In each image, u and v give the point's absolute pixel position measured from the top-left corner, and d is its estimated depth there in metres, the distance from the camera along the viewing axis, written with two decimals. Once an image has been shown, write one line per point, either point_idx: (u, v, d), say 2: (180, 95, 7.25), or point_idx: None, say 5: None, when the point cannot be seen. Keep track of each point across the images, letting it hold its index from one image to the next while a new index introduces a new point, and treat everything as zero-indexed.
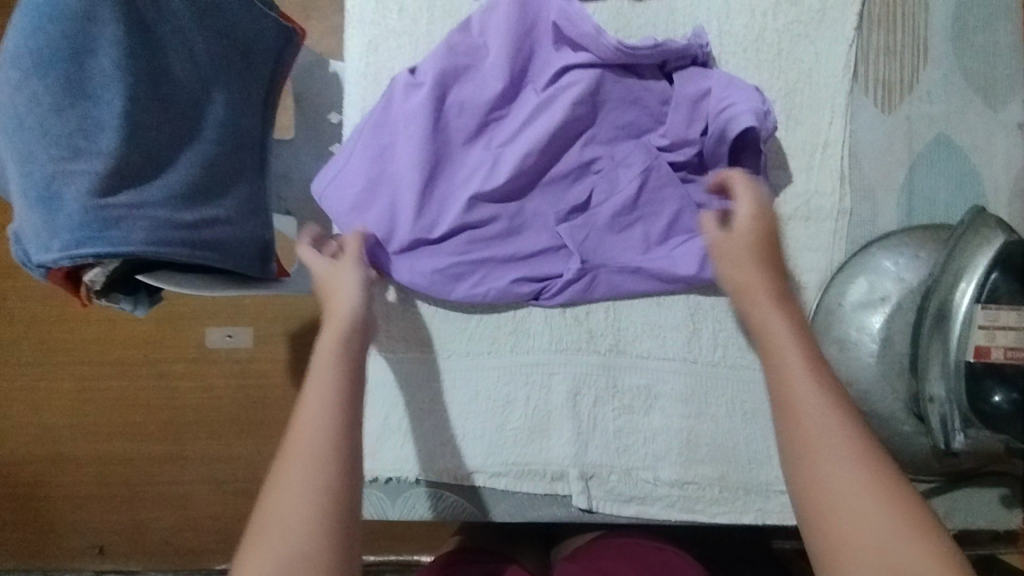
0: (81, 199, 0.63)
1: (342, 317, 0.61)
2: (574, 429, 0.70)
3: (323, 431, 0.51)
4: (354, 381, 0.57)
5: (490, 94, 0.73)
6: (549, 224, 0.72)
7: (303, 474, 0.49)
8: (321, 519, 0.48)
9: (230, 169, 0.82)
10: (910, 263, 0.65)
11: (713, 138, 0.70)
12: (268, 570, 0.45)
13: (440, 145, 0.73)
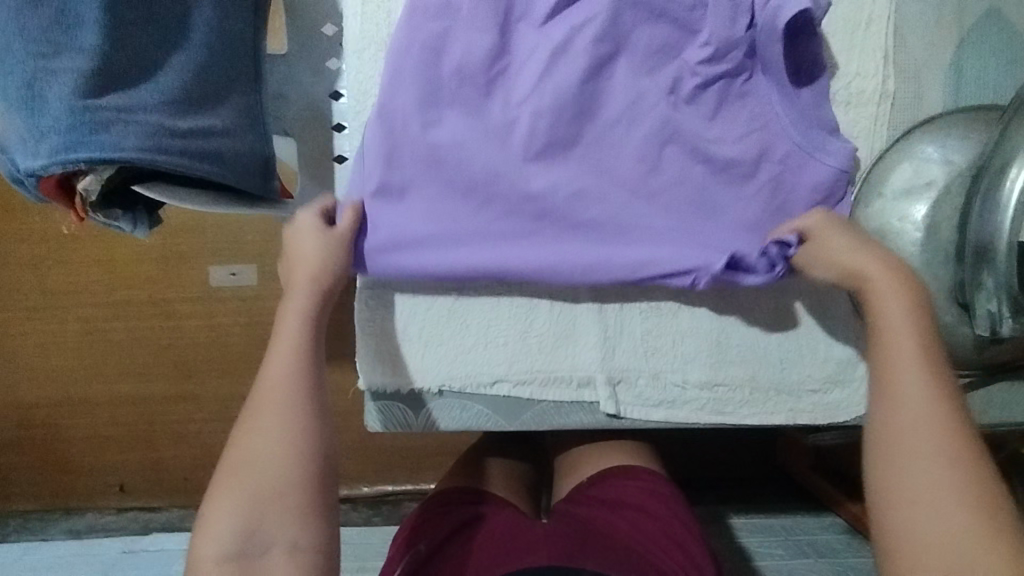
0: (67, 100, 0.58)
1: (308, 292, 0.62)
2: (600, 332, 0.68)
3: (284, 385, 0.57)
4: (317, 342, 0.61)
5: (491, 31, 0.67)
6: (615, 167, 0.68)
7: (268, 421, 0.56)
8: (288, 458, 0.55)
9: (225, 77, 0.75)
10: (959, 146, 0.62)
11: (762, 31, 0.64)
12: (237, 493, 0.53)
13: (459, 99, 0.67)
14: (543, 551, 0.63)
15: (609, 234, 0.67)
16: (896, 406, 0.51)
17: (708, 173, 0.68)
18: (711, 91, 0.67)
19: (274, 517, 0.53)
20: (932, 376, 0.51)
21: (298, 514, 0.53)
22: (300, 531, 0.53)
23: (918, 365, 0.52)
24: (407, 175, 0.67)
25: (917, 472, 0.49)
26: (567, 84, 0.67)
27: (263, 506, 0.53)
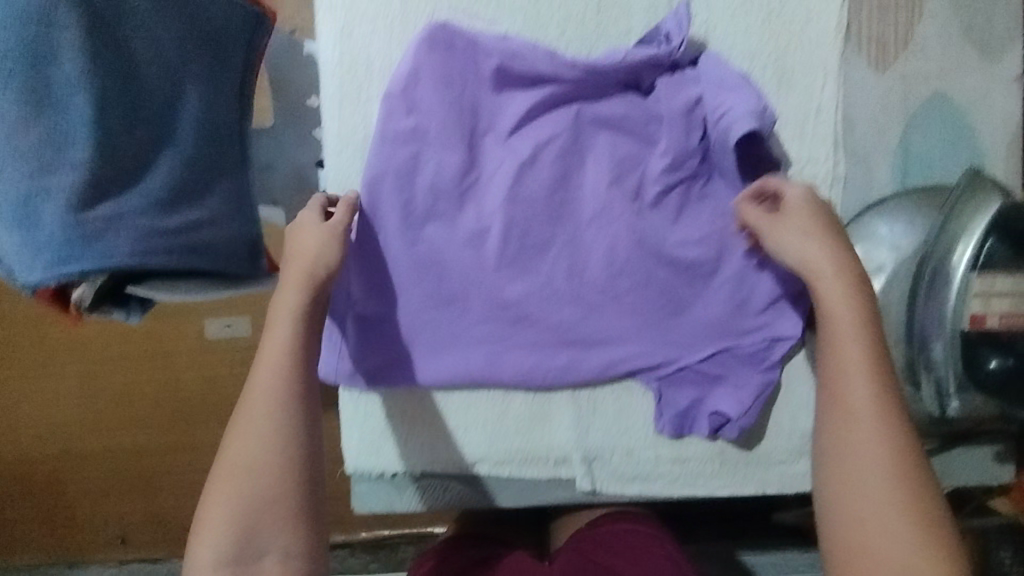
0: (59, 217, 0.61)
1: (303, 288, 0.63)
2: (574, 415, 0.71)
3: (276, 388, 0.59)
4: (310, 332, 0.62)
5: (457, 152, 0.70)
6: (585, 277, 0.71)
7: (260, 424, 0.58)
8: (281, 466, 0.57)
9: (211, 166, 0.79)
10: (906, 230, 0.65)
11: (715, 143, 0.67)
12: (231, 496, 0.56)
13: (431, 219, 0.71)
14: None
15: (584, 341, 0.70)
16: (847, 440, 0.56)
17: (673, 278, 0.70)
18: (672, 198, 0.70)
19: (269, 525, 0.56)
20: (879, 395, 0.56)
21: (292, 521, 0.56)
22: (292, 538, 0.56)
23: (864, 380, 0.57)
24: (388, 296, 0.70)
25: (856, 478, 0.55)
26: (533, 197, 0.70)
27: (258, 511, 0.55)
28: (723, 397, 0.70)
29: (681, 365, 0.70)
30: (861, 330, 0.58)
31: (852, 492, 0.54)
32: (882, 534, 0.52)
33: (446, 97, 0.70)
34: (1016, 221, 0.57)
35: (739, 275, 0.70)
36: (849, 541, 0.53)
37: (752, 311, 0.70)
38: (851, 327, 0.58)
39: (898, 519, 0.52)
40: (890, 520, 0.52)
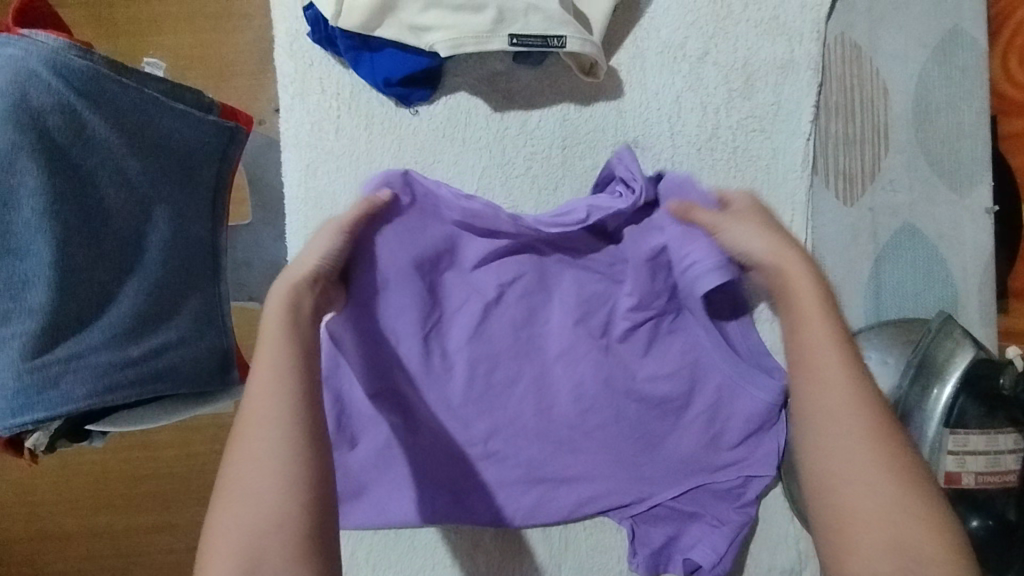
0: (14, 365, 0.60)
1: (286, 285, 0.51)
2: (546, 551, 0.69)
3: (269, 395, 0.46)
4: (307, 329, 0.50)
5: (422, 304, 0.64)
6: (553, 416, 0.66)
7: (261, 427, 0.45)
8: (281, 482, 0.44)
9: (182, 283, 0.77)
10: (880, 369, 0.63)
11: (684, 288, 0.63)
12: (229, 524, 0.43)
13: (387, 372, 0.64)
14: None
15: (550, 479, 0.67)
16: (819, 386, 0.47)
17: (644, 415, 0.66)
18: (641, 334, 0.66)
19: (275, 551, 0.42)
20: (848, 366, 0.47)
21: (301, 553, 0.43)
22: (303, 570, 0.42)
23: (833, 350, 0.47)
24: (347, 440, 0.65)
25: (842, 448, 0.45)
26: (499, 337, 0.66)
27: (264, 540, 0.42)
28: (700, 531, 0.66)
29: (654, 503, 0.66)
30: (824, 315, 0.49)
31: (833, 415, 0.46)
32: (878, 522, 0.42)
33: (409, 244, 0.62)
34: (983, 378, 0.58)
35: (713, 409, 0.65)
36: (831, 494, 0.44)
37: (726, 447, 0.66)
38: (818, 327, 0.48)
39: (884, 492, 0.43)
40: (875, 487, 0.43)
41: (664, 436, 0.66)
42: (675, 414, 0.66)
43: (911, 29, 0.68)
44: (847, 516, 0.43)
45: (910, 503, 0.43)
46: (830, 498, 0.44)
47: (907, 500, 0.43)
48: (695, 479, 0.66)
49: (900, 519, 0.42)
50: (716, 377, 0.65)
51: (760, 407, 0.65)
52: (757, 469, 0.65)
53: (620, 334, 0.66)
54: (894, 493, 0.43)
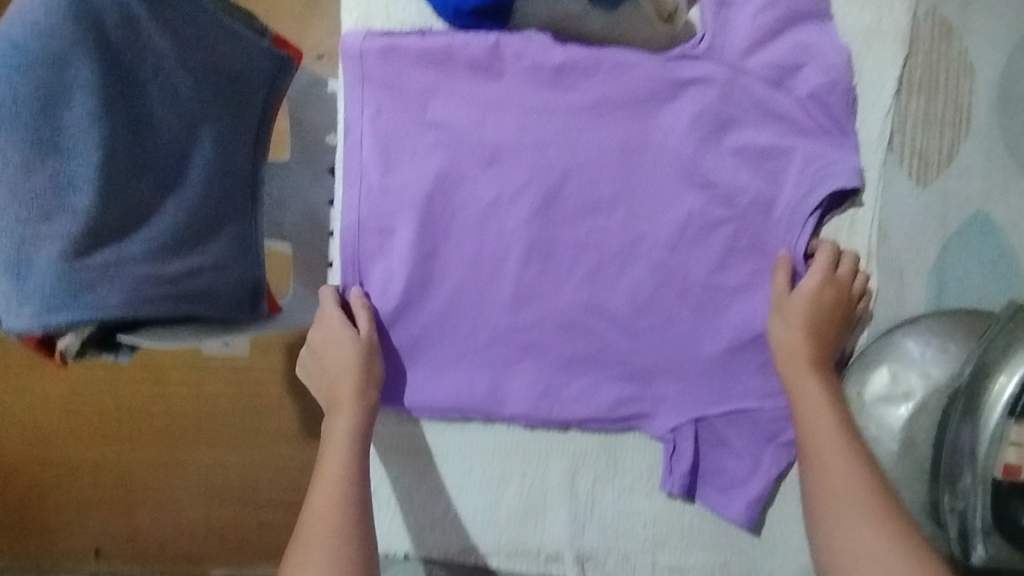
0: (55, 266, 0.57)
1: (357, 402, 0.63)
2: (570, 509, 0.66)
3: (339, 484, 0.58)
4: (364, 442, 0.62)
5: (486, 191, 0.66)
6: (603, 328, 0.65)
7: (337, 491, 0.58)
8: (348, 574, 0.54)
9: (218, 209, 0.74)
10: (938, 356, 0.61)
11: (762, 189, 0.63)
12: None
13: (426, 254, 0.66)
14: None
15: (587, 383, 0.65)
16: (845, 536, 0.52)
17: (698, 321, 0.65)
18: (717, 234, 0.64)
19: None
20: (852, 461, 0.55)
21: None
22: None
23: (844, 468, 0.55)
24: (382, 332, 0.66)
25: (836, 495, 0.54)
26: (559, 239, 0.66)
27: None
28: (726, 461, 0.65)
29: (698, 419, 0.64)
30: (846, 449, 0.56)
31: (831, 473, 0.55)
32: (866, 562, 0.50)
33: (467, 109, 0.66)
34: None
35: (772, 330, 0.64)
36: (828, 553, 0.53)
37: (781, 373, 0.64)
38: (828, 424, 0.57)
39: (864, 541, 0.51)
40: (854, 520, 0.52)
41: (726, 348, 0.64)
42: (729, 321, 0.64)
43: (1003, 11, 0.65)
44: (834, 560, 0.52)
45: (908, 554, 0.49)
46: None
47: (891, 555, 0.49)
48: (746, 401, 0.64)
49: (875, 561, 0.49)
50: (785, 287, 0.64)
51: None
52: None
53: (688, 220, 0.65)
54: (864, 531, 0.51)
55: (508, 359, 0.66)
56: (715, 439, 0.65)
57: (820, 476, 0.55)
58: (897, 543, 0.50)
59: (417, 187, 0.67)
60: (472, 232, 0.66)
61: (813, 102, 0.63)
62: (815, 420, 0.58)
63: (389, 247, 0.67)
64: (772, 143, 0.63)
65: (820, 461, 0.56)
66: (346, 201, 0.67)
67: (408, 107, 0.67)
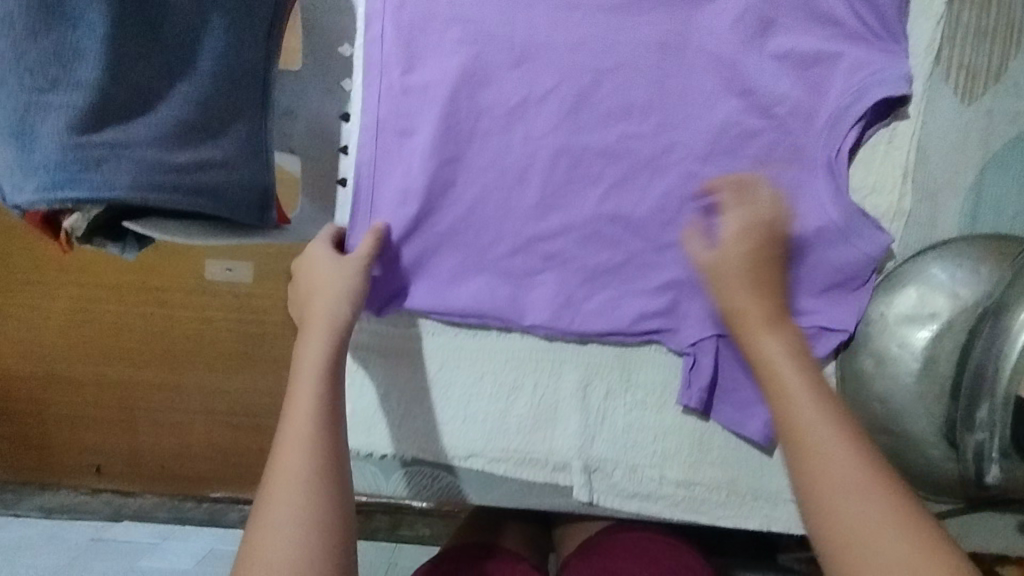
0: (59, 137, 0.56)
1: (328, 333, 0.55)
2: (581, 419, 0.65)
3: (308, 428, 0.50)
4: (338, 380, 0.54)
5: (512, 89, 0.63)
6: (628, 239, 0.63)
7: (307, 434, 0.50)
8: (321, 531, 0.46)
9: (231, 106, 0.72)
10: (968, 277, 0.59)
11: (800, 99, 0.61)
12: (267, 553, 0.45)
13: (447, 153, 0.64)
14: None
15: (609, 295, 0.64)
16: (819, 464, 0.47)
17: (726, 236, 0.63)
18: (751, 145, 0.62)
19: None
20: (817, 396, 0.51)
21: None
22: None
23: (808, 396, 0.51)
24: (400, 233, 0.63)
25: (837, 479, 0.46)
26: (586, 142, 0.63)
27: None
28: (744, 379, 0.63)
29: (721, 335, 0.62)
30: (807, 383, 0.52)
31: (795, 405, 0.51)
32: (864, 519, 0.43)
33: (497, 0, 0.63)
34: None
35: (802, 248, 0.62)
36: (824, 526, 0.44)
37: (805, 292, 0.63)
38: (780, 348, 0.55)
39: (852, 474, 0.45)
40: (867, 499, 0.44)
41: (755, 264, 0.62)
42: (759, 236, 0.62)
43: None
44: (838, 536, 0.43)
45: (882, 486, 0.45)
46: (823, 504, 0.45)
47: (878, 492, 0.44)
48: (770, 319, 0.63)
49: (875, 535, 0.42)
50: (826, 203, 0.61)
51: (842, 267, 0.62)
52: (830, 323, 0.62)
53: (722, 129, 0.62)
54: (878, 509, 0.43)
55: (527, 266, 0.64)
56: (735, 355, 0.63)
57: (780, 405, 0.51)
58: (876, 478, 0.45)
59: (440, 82, 0.63)
60: (496, 132, 0.63)
61: (863, 5, 0.60)
62: (801, 404, 0.51)
63: (409, 148, 0.64)
64: (819, 48, 0.61)
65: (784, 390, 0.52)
66: (366, 96, 0.64)
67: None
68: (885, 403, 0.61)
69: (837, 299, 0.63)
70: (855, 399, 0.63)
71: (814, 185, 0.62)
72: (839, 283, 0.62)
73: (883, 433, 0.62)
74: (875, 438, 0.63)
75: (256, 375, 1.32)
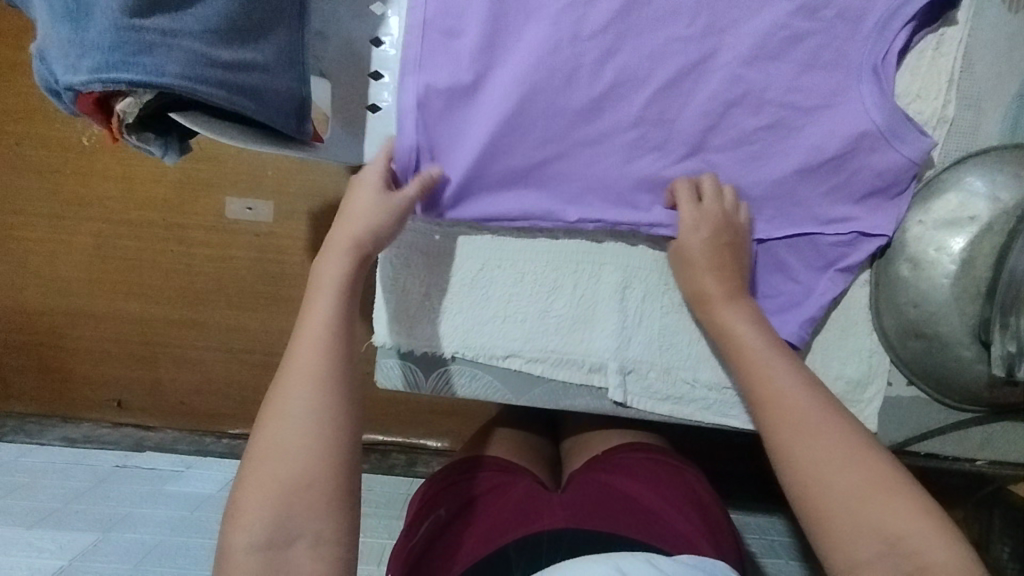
0: (113, 17, 0.57)
1: (346, 251, 0.59)
2: (619, 321, 0.66)
3: (321, 331, 0.55)
4: (350, 297, 0.57)
5: None
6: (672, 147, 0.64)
7: (315, 338, 0.55)
8: (322, 427, 0.52)
9: (272, 10, 0.71)
10: (1007, 183, 0.60)
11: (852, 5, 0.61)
12: (279, 435, 0.51)
13: (491, 56, 0.63)
14: (557, 515, 0.65)
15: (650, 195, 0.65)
16: (803, 442, 0.53)
17: (768, 144, 0.63)
18: (800, 52, 0.62)
19: (300, 510, 0.49)
20: (790, 366, 0.57)
21: (322, 507, 0.50)
22: (322, 523, 0.50)
23: (784, 364, 0.57)
24: (445, 135, 0.64)
25: (814, 458, 0.52)
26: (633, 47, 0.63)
27: (291, 496, 0.49)
28: (781, 285, 0.66)
29: (759, 239, 0.65)
30: (778, 355, 0.58)
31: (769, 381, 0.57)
32: (847, 506, 0.49)
33: None
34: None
35: (844, 159, 0.62)
36: (816, 491, 0.51)
37: (846, 202, 0.63)
38: (744, 315, 0.61)
39: (836, 468, 0.51)
40: (853, 471, 0.50)
41: (794, 173, 0.63)
42: (800, 146, 0.63)
43: None
44: (821, 517, 0.50)
45: (853, 457, 0.51)
46: (810, 477, 0.51)
47: (859, 471, 0.50)
48: (809, 228, 0.64)
49: (883, 508, 0.48)
50: (871, 110, 0.61)
51: (885, 178, 0.62)
52: (870, 233, 0.63)
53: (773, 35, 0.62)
54: (873, 479, 0.49)
55: (563, 177, 0.65)
56: (773, 262, 0.66)
57: (757, 375, 0.58)
58: (850, 462, 0.51)
59: None
60: (541, 35, 0.62)
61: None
62: (779, 372, 0.57)
63: (449, 48, 0.63)
64: None
65: (749, 359, 0.59)
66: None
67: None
68: (920, 306, 0.62)
69: (877, 208, 0.63)
70: (889, 306, 0.64)
71: (861, 93, 0.61)
72: (881, 193, 0.62)
73: (914, 336, 0.63)
74: (908, 343, 0.64)
75: (274, 313, 1.33)
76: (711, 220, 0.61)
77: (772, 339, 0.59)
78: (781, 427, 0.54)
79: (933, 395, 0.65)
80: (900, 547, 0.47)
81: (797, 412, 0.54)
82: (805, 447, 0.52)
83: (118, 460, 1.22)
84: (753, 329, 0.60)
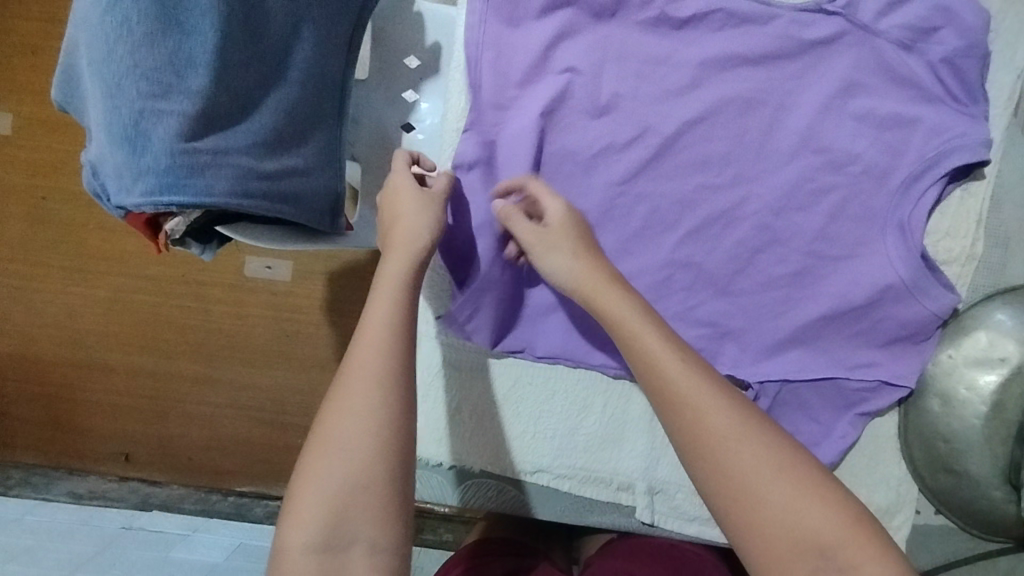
0: (169, 142, 0.59)
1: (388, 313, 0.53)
2: (648, 442, 0.67)
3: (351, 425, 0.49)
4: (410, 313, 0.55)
5: (600, 126, 0.66)
6: (704, 278, 0.65)
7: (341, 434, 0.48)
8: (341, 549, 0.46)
9: (311, 116, 0.73)
10: None
11: (882, 151, 0.63)
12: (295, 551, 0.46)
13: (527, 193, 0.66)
14: None
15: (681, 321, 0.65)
16: (759, 498, 0.45)
17: (796, 278, 0.64)
18: (830, 194, 0.63)
19: None
20: (721, 398, 0.49)
21: None
22: None
23: (715, 396, 0.49)
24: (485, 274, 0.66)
25: (770, 513, 0.45)
26: (668, 184, 0.65)
27: None
28: (802, 424, 0.65)
29: (784, 380, 0.64)
30: (700, 381, 0.50)
31: (703, 415, 0.48)
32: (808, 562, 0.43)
33: (594, 48, 0.66)
34: None
35: (872, 301, 0.63)
36: (772, 552, 0.44)
37: (877, 336, 0.63)
38: (652, 336, 0.53)
39: (795, 521, 0.44)
40: (812, 517, 0.44)
41: (826, 313, 0.64)
42: (824, 282, 0.64)
43: None
44: (760, 535, 0.45)
45: (812, 504, 0.45)
46: (763, 537, 0.45)
47: (821, 519, 0.44)
48: (837, 369, 0.64)
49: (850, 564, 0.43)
50: (903, 251, 0.62)
51: (917, 323, 0.62)
52: (899, 370, 0.63)
53: (804, 176, 0.64)
54: (834, 527, 0.44)
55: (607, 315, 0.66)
56: (795, 402, 0.65)
57: (689, 416, 0.49)
58: (815, 510, 0.45)
59: (528, 127, 0.66)
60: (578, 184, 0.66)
61: (945, 68, 0.62)
62: (713, 406, 0.49)
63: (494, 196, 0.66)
64: (899, 108, 0.62)
65: (670, 391, 0.50)
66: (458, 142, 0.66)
67: (519, 46, 0.67)
68: (950, 442, 0.62)
69: (905, 342, 0.64)
70: (919, 439, 0.64)
71: (892, 236, 0.62)
72: (906, 338, 0.63)
73: (944, 472, 0.63)
74: (936, 477, 0.64)
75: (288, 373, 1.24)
76: (577, 242, 0.60)
77: (697, 366, 0.51)
78: (718, 473, 0.47)
79: (960, 526, 0.65)
80: (835, 562, 0.43)
81: (741, 457, 0.47)
82: (764, 499, 0.45)
83: (126, 521, 1.12)
84: (674, 355, 0.51)
